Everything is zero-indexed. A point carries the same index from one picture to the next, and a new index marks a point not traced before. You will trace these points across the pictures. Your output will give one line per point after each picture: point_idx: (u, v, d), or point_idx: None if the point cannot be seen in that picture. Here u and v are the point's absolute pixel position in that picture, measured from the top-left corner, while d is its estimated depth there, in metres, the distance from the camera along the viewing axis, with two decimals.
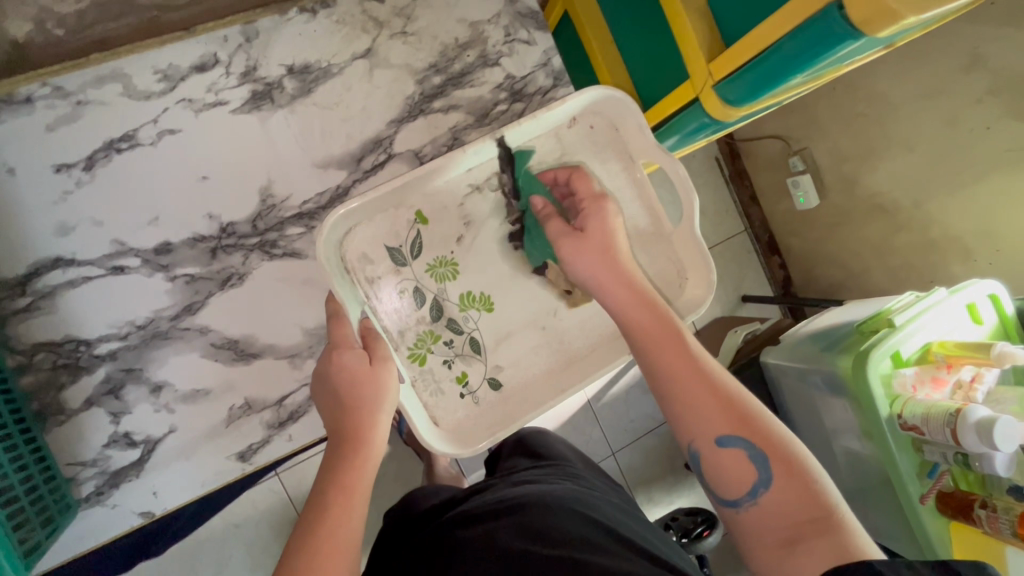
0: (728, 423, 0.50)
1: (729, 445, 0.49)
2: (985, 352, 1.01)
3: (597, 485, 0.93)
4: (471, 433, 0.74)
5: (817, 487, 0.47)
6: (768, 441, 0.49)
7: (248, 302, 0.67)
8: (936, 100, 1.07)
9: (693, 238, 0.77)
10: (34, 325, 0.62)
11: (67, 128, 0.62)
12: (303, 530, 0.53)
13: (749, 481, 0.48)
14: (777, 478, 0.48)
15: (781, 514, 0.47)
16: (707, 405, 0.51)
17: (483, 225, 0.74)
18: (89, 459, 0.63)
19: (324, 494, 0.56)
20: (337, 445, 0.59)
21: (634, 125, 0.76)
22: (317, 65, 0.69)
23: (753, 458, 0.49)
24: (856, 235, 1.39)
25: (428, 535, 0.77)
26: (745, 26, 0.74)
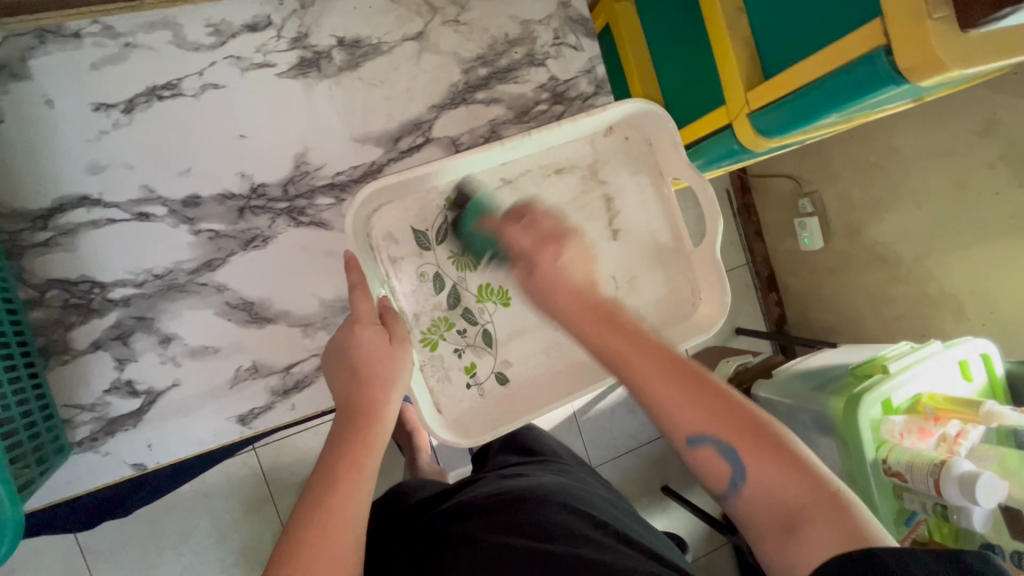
0: (697, 420, 0.48)
1: (702, 445, 0.48)
2: (974, 409, 1.03)
3: (585, 479, 0.93)
4: (474, 425, 0.74)
5: (807, 460, 0.46)
6: (744, 428, 0.47)
7: (269, 266, 0.66)
8: (950, 159, 1.10)
9: (710, 260, 0.78)
10: (50, 260, 0.60)
11: (112, 68, 0.62)
12: (311, 500, 0.54)
13: (726, 475, 0.47)
14: (759, 469, 0.46)
15: (773, 502, 0.45)
16: (674, 404, 0.49)
17: (510, 220, 0.75)
18: (87, 403, 0.62)
19: (332, 465, 0.56)
20: (346, 420, 0.59)
21: (669, 142, 0.76)
22: (367, 41, 0.69)
23: (725, 454, 0.47)
24: (855, 281, 1.42)
25: (420, 531, 0.76)
26: (788, 60, 0.76)
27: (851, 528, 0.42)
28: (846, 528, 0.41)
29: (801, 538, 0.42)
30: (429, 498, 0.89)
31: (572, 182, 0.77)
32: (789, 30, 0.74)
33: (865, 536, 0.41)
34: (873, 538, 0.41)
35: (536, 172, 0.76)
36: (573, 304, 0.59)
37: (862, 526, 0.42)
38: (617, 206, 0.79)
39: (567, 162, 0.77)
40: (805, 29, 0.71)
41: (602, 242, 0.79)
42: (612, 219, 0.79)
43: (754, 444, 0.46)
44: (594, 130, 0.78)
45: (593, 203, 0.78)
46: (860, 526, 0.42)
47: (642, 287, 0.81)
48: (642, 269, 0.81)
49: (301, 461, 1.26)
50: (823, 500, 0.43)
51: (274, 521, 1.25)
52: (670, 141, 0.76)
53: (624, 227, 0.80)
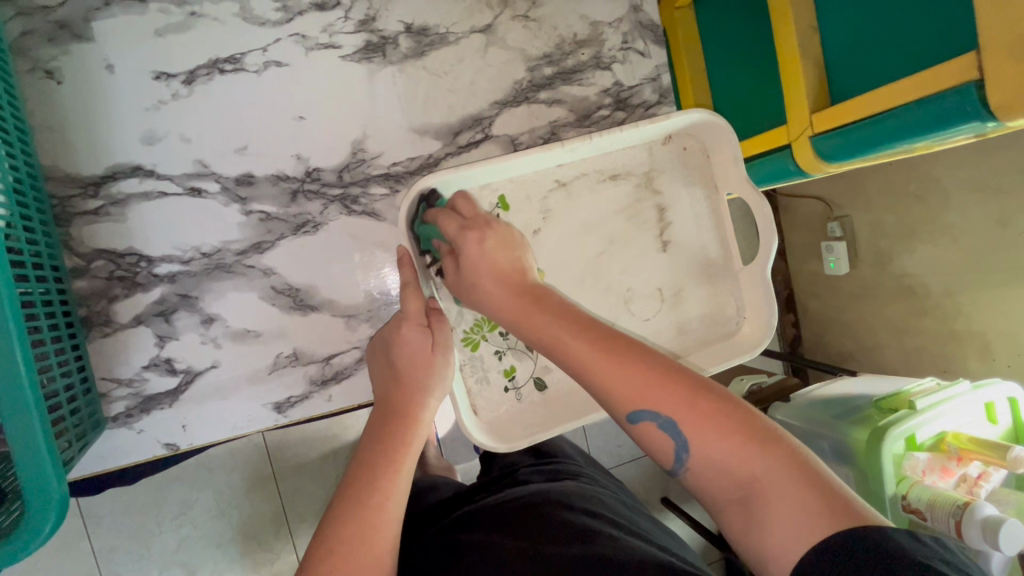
0: (634, 395, 0.44)
1: (642, 421, 0.43)
2: (1000, 454, 1.01)
3: (600, 481, 0.92)
4: (509, 429, 0.72)
5: (761, 425, 0.42)
6: (684, 397, 0.43)
7: (317, 252, 0.65)
8: (997, 199, 1.08)
9: (758, 282, 0.76)
10: (99, 230, 0.59)
11: (176, 36, 0.60)
12: (349, 500, 0.53)
13: (669, 450, 0.43)
14: (706, 440, 0.41)
15: (728, 474, 0.41)
16: (606, 381, 0.45)
17: (560, 225, 0.74)
18: (125, 377, 0.60)
19: (373, 464, 0.55)
20: (390, 418, 0.59)
21: (730, 157, 0.74)
22: (434, 30, 0.67)
23: (667, 428, 0.43)
24: (880, 312, 1.39)
25: (437, 540, 0.74)
26: (860, 86, 0.74)
27: (811, 496, 0.38)
28: (806, 507, 0.38)
29: (761, 512, 0.39)
30: (448, 504, 0.91)
31: (626, 191, 0.76)
32: (866, 56, 0.72)
33: (833, 511, 0.37)
34: (837, 511, 0.37)
35: (591, 178, 0.75)
36: (502, 291, 0.53)
37: (824, 500, 0.38)
38: (669, 219, 0.77)
39: (623, 169, 0.75)
40: (884, 55, 0.69)
41: (650, 255, 0.77)
42: (664, 231, 0.77)
43: (695, 413, 0.42)
44: (654, 138, 0.76)
45: (646, 214, 0.77)
46: (824, 492, 0.38)
47: (687, 303, 0.79)
48: (688, 284, 0.79)
49: (307, 444, 1.25)
50: (781, 467, 0.40)
51: (276, 502, 1.24)
52: (732, 156, 0.74)
53: (675, 240, 0.78)
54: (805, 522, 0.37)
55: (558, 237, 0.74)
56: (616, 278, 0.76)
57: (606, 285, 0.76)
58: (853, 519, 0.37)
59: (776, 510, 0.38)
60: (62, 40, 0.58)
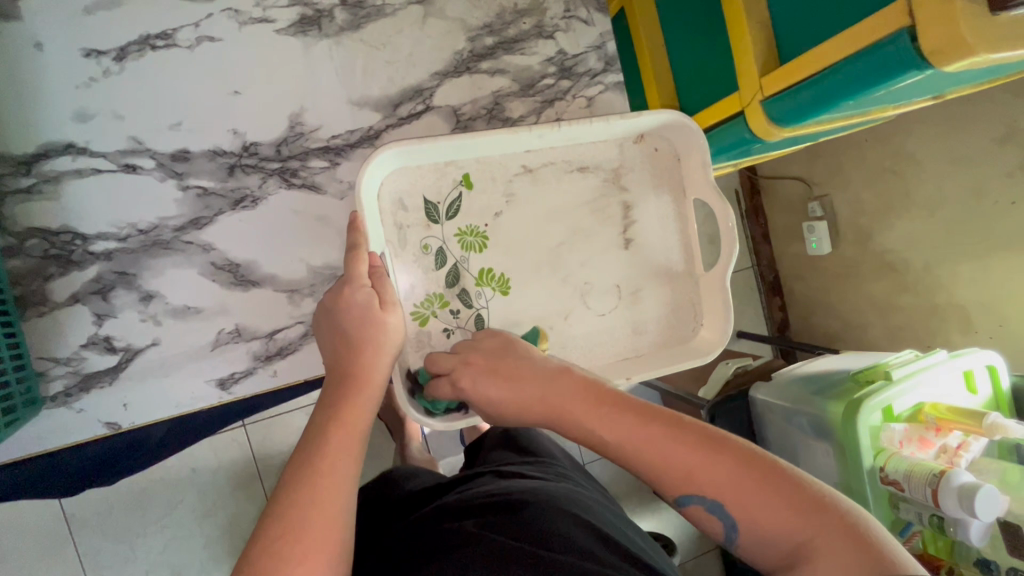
0: (678, 480, 0.44)
1: (690, 504, 0.43)
2: (977, 421, 1.00)
3: (585, 486, 0.91)
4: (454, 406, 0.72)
5: (807, 491, 0.41)
6: (726, 475, 0.42)
7: (258, 228, 0.64)
8: (966, 166, 1.07)
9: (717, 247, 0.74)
10: (33, 208, 0.59)
11: (105, 14, 0.60)
12: (300, 465, 0.50)
13: (719, 529, 0.43)
14: (754, 515, 0.41)
15: (779, 546, 0.40)
16: (649, 467, 0.45)
17: (517, 199, 0.73)
18: (62, 356, 0.60)
19: (325, 430, 0.53)
20: (337, 380, 0.57)
21: (699, 161, 0.74)
22: (371, 2, 0.67)
23: (714, 509, 0.42)
24: (862, 288, 1.38)
25: (414, 529, 0.73)
26: (806, 46, 0.73)
27: (857, 555, 0.37)
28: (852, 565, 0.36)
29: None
30: (421, 493, 0.90)
31: (579, 160, 0.74)
32: (809, 15, 0.71)
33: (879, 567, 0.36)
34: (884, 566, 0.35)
35: (558, 167, 0.74)
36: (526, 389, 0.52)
37: (871, 555, 0.36)
38: (623, 187, 0.77)
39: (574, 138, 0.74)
40: (826, 12, 0.68)
41: (607, 224, 0.76)
42: (626, 228, 0.77)
43: (737, 491, 0.42)
44: (623, 134, 0.76)
45: (612, 211, 0.76)
46: (865, 550, 0.37)
47: (644, 304, 0.78)
48: (645, 284, 0.78)
49: (289, 441, 1.25)
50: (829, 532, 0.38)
51: (259, 500, 1.23)
52: (700, 158, 0.74)
53: (639, 219, 0.77)
54: None
55: (512, 210, 0.73)
56: (573, 250, 0.75)
57: (563, 258, 0.75)
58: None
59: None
60: None
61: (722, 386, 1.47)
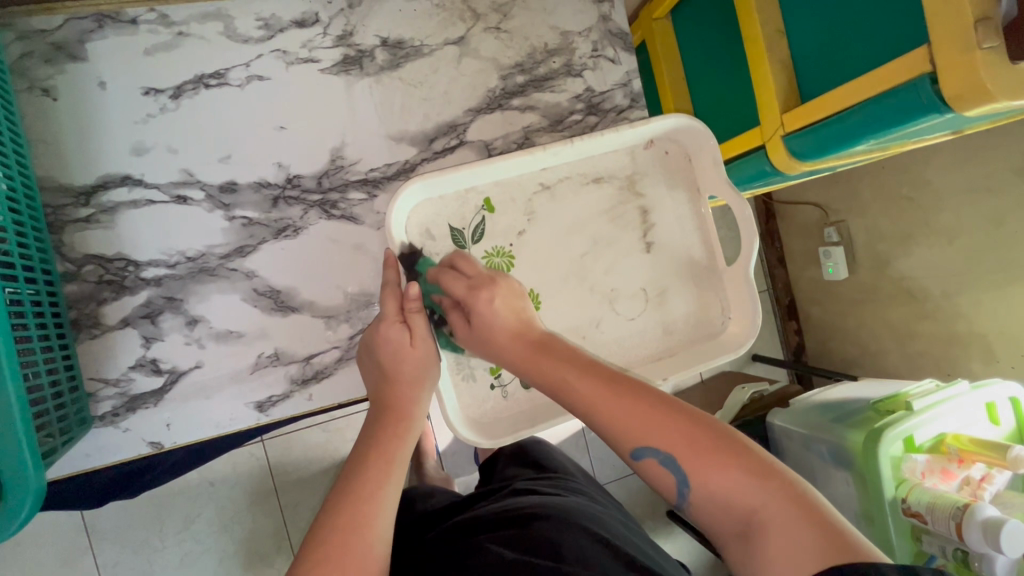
0: (635, 433, 0.47)
1: (645, 458, 0.46)
2: (999, 453, 0.98)
3: (600, 502, 0.91)
4: (495, 426, 0.73)
5: (760, 463, 0.44)
6: (685, 435, 0.45)
7: (298, 255, 0.67)
8: (984, 196, 1.08)
9: (742, 272, 0.75)
10: (90, 236, 0.62)
11: (163, 55, 0.64)
12: (345, 488, 0.54)
13: (671, 485, 0.45)
14: (705, 474, 0.44)
15: (725, 507, 0.43)
16: (614, 418, 0.48)
17: (544, 219, 0.74)
18: (112, 377, 0.63)
19: (368, 459, 0.57)
20: (378, 413, 0.61)
21: (709, 159, 0.74)
22: (410, 43, 0.71)
23: (668, 464, 0.45)
24: (880, 314, 1.38)
25: (434, 542, 0.75)
26: (826, 85, 0.75)
27: (809, 530, 0.40)
28: (811, 539, 0.39)
29: (761, 549, 0.40)
30: (442, 510, 0.91)
31: (608, 189, 0.76)
32: (830, 54, 0.73)
33: (838, 541, 0.38)
34: (838, 539, 0.39)
35: (573, 180, 0.75)
36: (513, 337, 0.57)
37: (830, 529, 0.39)
38: (651, 214, 0.77)
39: (603, 168, 0.75)
40: (846, 55, 0.71)
41: (634, 252, 0.77)
42: (646, 232, 0.77)
43: (692, 447, 0.45)
44: (635, 141, 0.76)
45: (628, 215, 0.76)
46: (821, 525, 0.40)
47: (671, 300, 0.78)
48: (672, 282, 0.78)
49: (307, 458, 1.26)
50: (779, 502, 0.41)
51: (276, 516, 1.25)
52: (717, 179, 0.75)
53: (657, 222, 0.77)
54: (814, 561, 0.38)
55: (534, 227, 0.73)
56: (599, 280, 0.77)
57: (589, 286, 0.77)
58: (847, 551, 0.38)
59: (777, 547, 0.40)
60: (58, 61, 0.62)
61: (738, 410, 1.43)
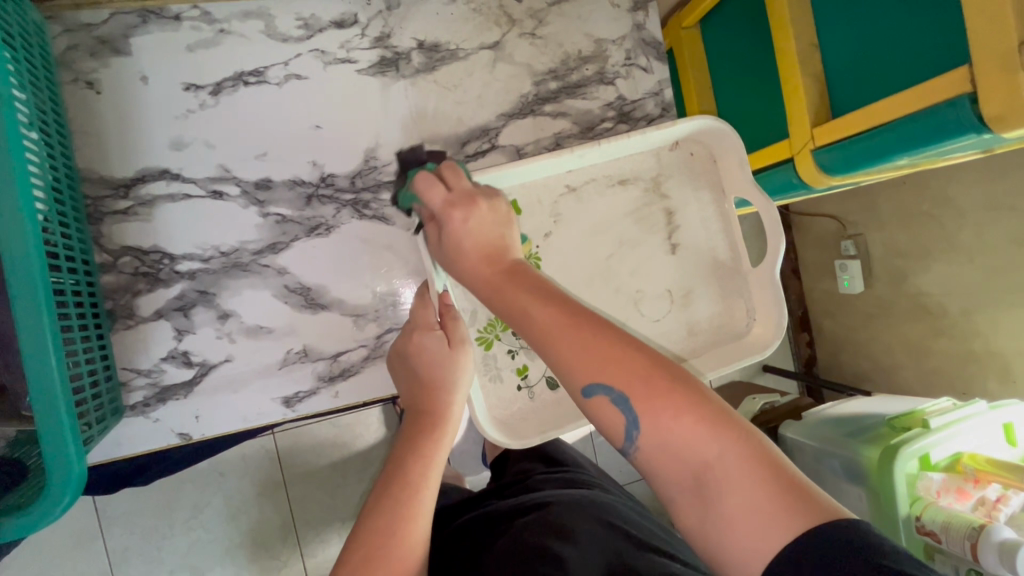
0: (587, 367, 0.42)
1: (595, 395, 0.42)
2: (1017, 476, 0.97)
3: (612, 491, 0.92)
4: (522, 427, 0.73)
5: (724, 413, 0.40)
6: (643, 374, 0.41)
7: (329, 254, 0.68)
8: (1009, 216, 1.07)
9: (767, 285, 0.75)
10: (128, 228, 0.63)
11: (205, 51, 0.65)
12: (388, 500, 0.58)
13: (619, 427, 0.41)
14: (659, 418, 0.40)
15: (678, 457, 0.39)
16: (569, 350, 0.43)
17: (571, 224, 0.74)
18: (144, 368, 0.64)
19: (407, 470, 0.60)
20: (417, 419, 0.63)
21: (734, 159, 0.73)
22: (446, 46, 0.71)
23: (619, 402, 0.41)
24: (896, 330, 1.37)
25: (452, 539, 0.77)
26: (860, 101, 0.75)
27: (771, 488, 0.37)
28: (774, 497, 0.36)
29: (718, 507, 0.38)
30: (457, 506, 0.92)
31: (635, 197, 0.76)
32: (865, 69, 0.73)
33: (803, 503, 0.36)
34: (802, 502, 0.36)
35: (601, 182, 0.75)
36: (479, 264, 0.51)
37: (795, 489, 0.37)
38: (677, 222, 0.77)
39: (631, 175, 0.75)
40: (882, 71, 0.71)
41: (658, 260, 0.77)
42: (672, 233, 0.77)
43: (648, 389, 0.41)
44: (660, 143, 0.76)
45: (653, 216, 0.76)
46: (786, 484, 0.37)
47: (696, 304, 0.78)
48: (697, 284, 0.78)
49: (318, 451, 1.27)
50: (740, 457, 0.38)
51: (284, 508, 1.26)
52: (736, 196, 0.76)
53: (682, 223, 0.77)
54: (776, 521, 0.36)
55: (561, 230, 0.74)
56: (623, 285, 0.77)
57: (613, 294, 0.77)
58: (813, 517, 0.35)
59: (735, 507, 0.37)
60: (102, 54, 0.63)
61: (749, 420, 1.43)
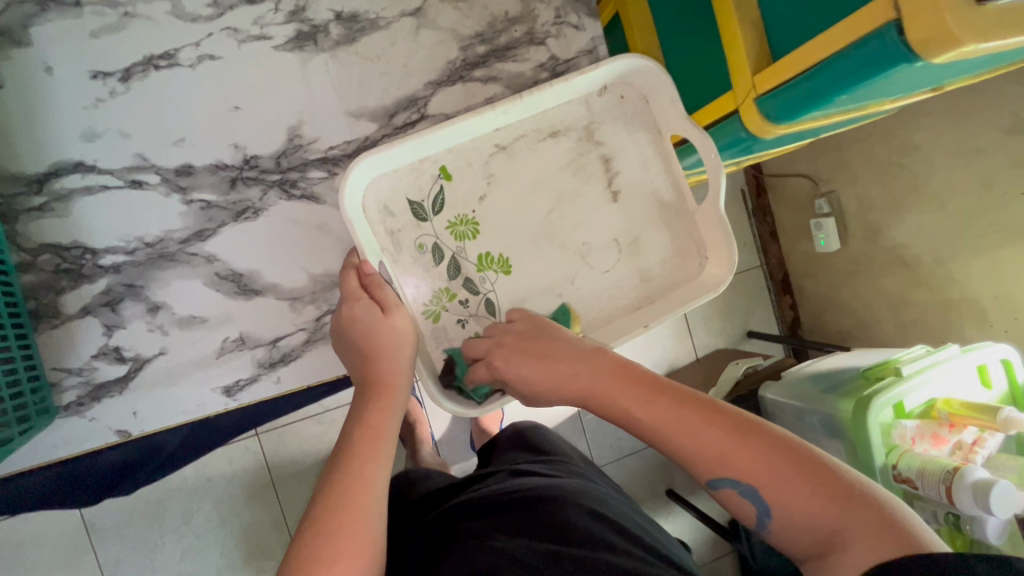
0: (709, 463, 0.46)
1: (723, 488, 0.46)
2: (990, 415, 0.97)
3: (599, 482, 0.91)
4: (479, 395, 0.72)
5: (837, 482, 0.42)
6: (762, 462, 0.44)
7: (260, 238, 0.66)
8: (972, 156, 1.04)
9: (721, 238, 0.73)
10: (45, 225, 0.61)
11: (110, 37, 0.62)
12: (332, 473, 0.53)
13: (751, 512, 0.45)
14: (785, 499, 0.43)
15: (806, 529, 0.42)
16: (689, 450, 0.47)
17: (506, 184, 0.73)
18: (74, 367, 0.62)
19: (351, 436, 0.57)
20: (364, 393, 0.61)
21: (667, 96, 0.72)
22: (365, 16, 0.69)
23: (748, 493, 0.45)
24: (874, 283, 1.35)
25: (430, 528, 0.73)
26: (797, 43, 0.73)
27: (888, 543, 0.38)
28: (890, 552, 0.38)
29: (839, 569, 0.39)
30: (436, 495, 0.90)
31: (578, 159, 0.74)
32: (798, 9, 0.71)
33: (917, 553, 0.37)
34: (921, 551, 0.37)
35: (530, 137, 0.74)
36: (564, 373, 0.58)
37: (909, 537, 0.38)
38: (616, 166, 0.76)
39: (562, 125, 0.74)
40: (814, 9, 0.69)
41: (609, 223, 0.76)
42: (611, 180, 0.76)
43: (770, 474, 0.44)
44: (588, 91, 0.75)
45: (590, 165, 0.75)
46: (897, 538, 0.38)
47: (650, 262, 0.77)
48: (645, 229, 0.77)
49: (302, 449, 1.26)
50: (861, 521, 0.40)
51: (274, 508, 1.25)
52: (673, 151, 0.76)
53: (621, 168, 0.76)
54: None
55: (494, 191, 0.73)
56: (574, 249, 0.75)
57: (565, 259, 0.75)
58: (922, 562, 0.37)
59: (855, 563, 0.38)
60: (2, 47, 0.60)
61: (732, 385, 1.42)
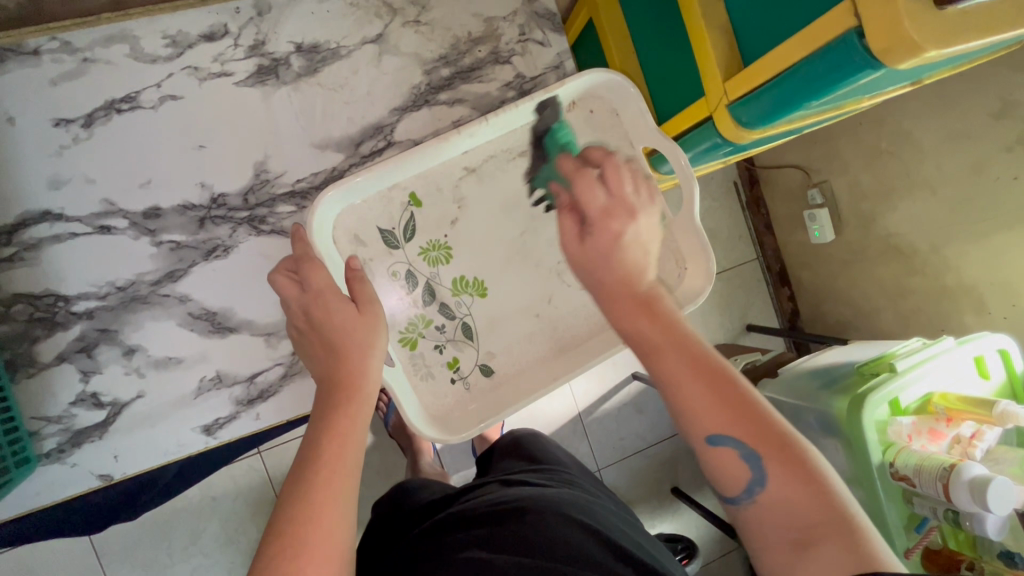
0: (718, 419, 0.42)
1: (722, 447, 0.43)
2: (986, 409, 0.95)
3: (594, 493, 0.90)
4: (460, 421, 0.72)
5: (828, 482, 0.41)
6: (773, 438, 0.42)
7: (231, 276, 0.66)
8: (960, 144, 1.02)
9: (698, 246, 0.73)
10: (17, 275, 0.62)
11: (69, 83, 0.62)
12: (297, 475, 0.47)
13: (742, 480, 0.42)
14: (781, 480, 0.41)
15: (789, 516, 0.41)
16: (702, 401, 0.43)
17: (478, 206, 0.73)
18: (53, 415, 0.63)
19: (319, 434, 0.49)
20: (331, 388, 0.54)
21: (636, 109, 0.71)
22: (325, 46, 0.68)
23: (747, 458, 0.42)
24: (869, 274, 1.33)
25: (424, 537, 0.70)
26: (766, 49, 0.72)
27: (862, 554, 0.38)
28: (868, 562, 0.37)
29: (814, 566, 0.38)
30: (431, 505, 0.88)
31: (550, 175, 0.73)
32: (764, 15, 0.70)
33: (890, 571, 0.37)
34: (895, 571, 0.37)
35: (500, 157, 0.73)
36: (618, 284, 0.49)
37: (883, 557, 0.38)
38: None
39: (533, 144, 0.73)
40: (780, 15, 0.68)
41: None
42: None
43: (777, 452, 0.42)
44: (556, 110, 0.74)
45: None
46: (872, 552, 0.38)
47: None
48: None
49: None
50: (845, 524, 0.39)
51: None
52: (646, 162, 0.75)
53: None
54: None
55: (466, 216, 0.73)
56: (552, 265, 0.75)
57: (542, 275, 0.75)
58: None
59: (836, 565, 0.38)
60: None
61: None
